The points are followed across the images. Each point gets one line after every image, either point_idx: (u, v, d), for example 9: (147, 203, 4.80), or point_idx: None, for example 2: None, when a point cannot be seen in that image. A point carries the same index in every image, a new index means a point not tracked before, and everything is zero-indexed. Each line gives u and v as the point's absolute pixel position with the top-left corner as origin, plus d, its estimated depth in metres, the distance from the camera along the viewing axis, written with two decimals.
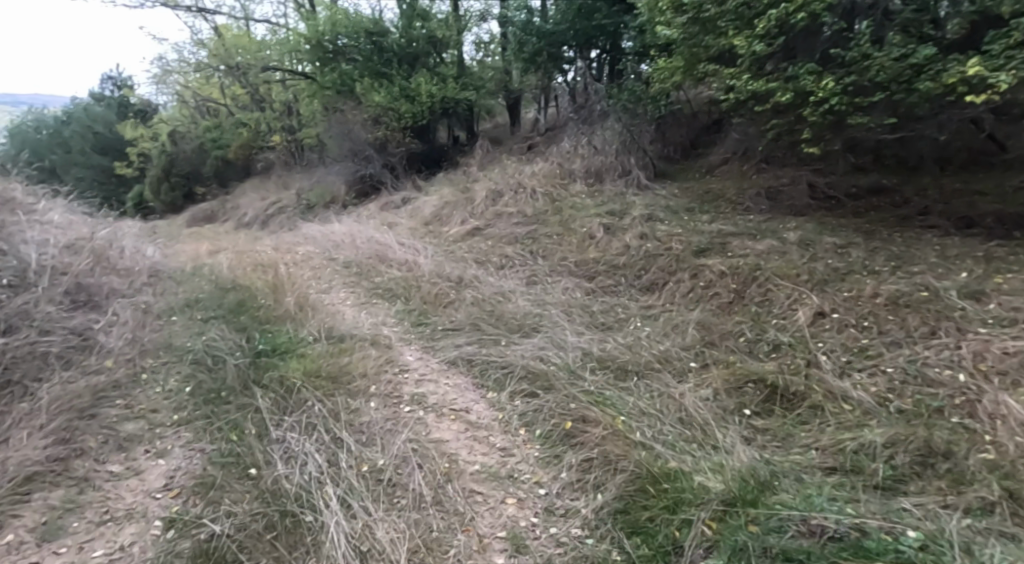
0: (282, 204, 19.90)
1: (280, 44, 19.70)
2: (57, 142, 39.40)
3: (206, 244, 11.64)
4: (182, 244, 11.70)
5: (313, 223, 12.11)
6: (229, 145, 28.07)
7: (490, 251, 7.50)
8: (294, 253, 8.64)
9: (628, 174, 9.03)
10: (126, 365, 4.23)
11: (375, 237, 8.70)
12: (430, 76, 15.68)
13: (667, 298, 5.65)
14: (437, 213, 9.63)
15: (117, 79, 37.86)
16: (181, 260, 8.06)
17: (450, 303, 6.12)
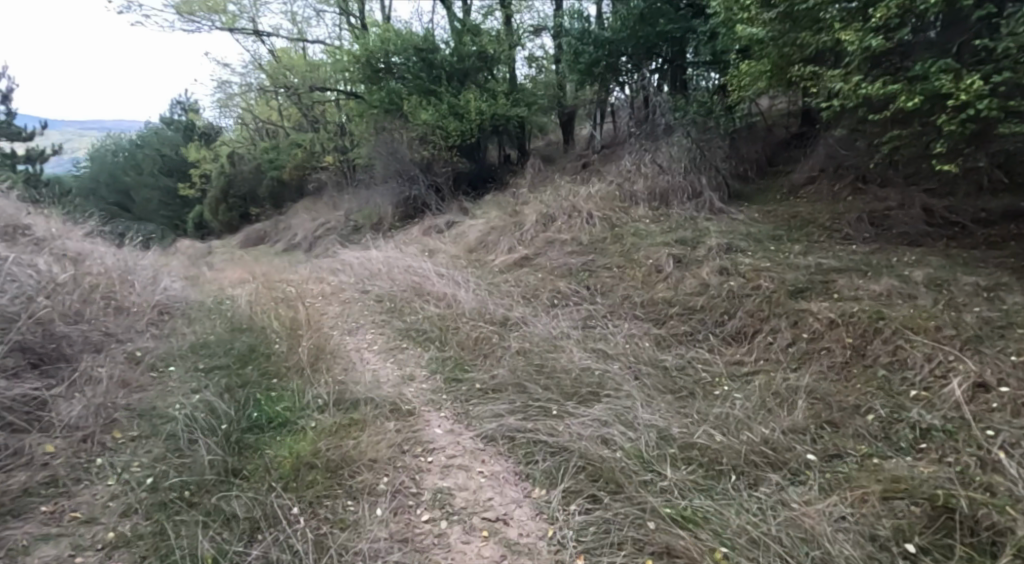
0: (330, 226, 19.61)
1: (331, 64, 19.53)
2: (125, 165, 41.02)
3: (244, 270, 11.15)
4: (219, 271, 11.24)
5: (353, 248, 11.49)
6: (284, 166, 28.32)
7: (539, 286, 6.54)
8: (325, 284, 7.89)
9: (698, 197, 7.93)
10: (70, 448, 3.41)
11: (412, 267, 7.89)
12: (480, 92, 14.99)
13: (760, 353, 4.53)
14: (482, 239, 8.77)
15: (181, 103, 39.14)
16: (205, 291, 7.44)
17: (491, 351, 5.17)
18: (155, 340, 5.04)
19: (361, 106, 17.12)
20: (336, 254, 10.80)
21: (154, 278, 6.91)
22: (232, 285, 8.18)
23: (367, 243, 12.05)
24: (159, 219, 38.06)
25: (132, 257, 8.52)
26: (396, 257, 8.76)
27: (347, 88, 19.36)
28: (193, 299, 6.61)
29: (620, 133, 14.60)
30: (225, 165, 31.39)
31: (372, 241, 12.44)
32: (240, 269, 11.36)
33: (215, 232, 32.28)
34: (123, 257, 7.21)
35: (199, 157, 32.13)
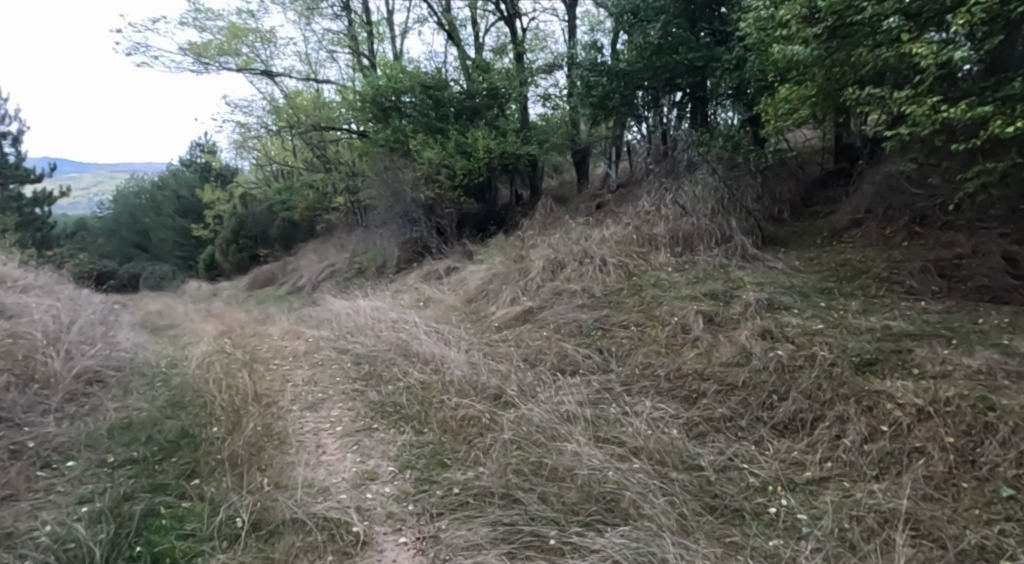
0: (334, 268, 18.91)
1: (340, 103, 19.09)
2: (143, 205, 41.24)
3: (230, 320, 10.31)
4: (203, 321, 10.42)
5: (348, 296, 10.61)
6: (294, 207, 27.95)
7: (543, 348, 5.53)
8: (302, 341, 6.94)
9: (728, 242, 6.93)
10: None
11: (401, 321, 6.92)
12: (489, 130, 14.27)
13: (826, 451, 3.45)
14: (482, 288, 7.82)
15: (198, 144, 39.32)
16: (165, 350, 6.55)
17: (478, 438, 4.13)
18: (60, 427, 4.08)
19: (366, 145, 16.49)
20: (328, 303, 9.93)
21: (98, 339, 6.00)
22: (201, 342, 7.29)
23: (363, 289, 11.19)
24: (173, 258, 37.94)
25: (94, 311, 7.68)
26: (385, 309, 7.82)
27: (355, 127, 18.81)
28: (139, 362, 5.68)
29: (637, 171, 13.73)
30: (236, 205, 31.12)
31: (371, 287, 11.58)
32: (225, 320, 10.53)
33: (225, 273, 31.91)
34: (71, 312, 6.35)
35: (212, 198, 31.95)
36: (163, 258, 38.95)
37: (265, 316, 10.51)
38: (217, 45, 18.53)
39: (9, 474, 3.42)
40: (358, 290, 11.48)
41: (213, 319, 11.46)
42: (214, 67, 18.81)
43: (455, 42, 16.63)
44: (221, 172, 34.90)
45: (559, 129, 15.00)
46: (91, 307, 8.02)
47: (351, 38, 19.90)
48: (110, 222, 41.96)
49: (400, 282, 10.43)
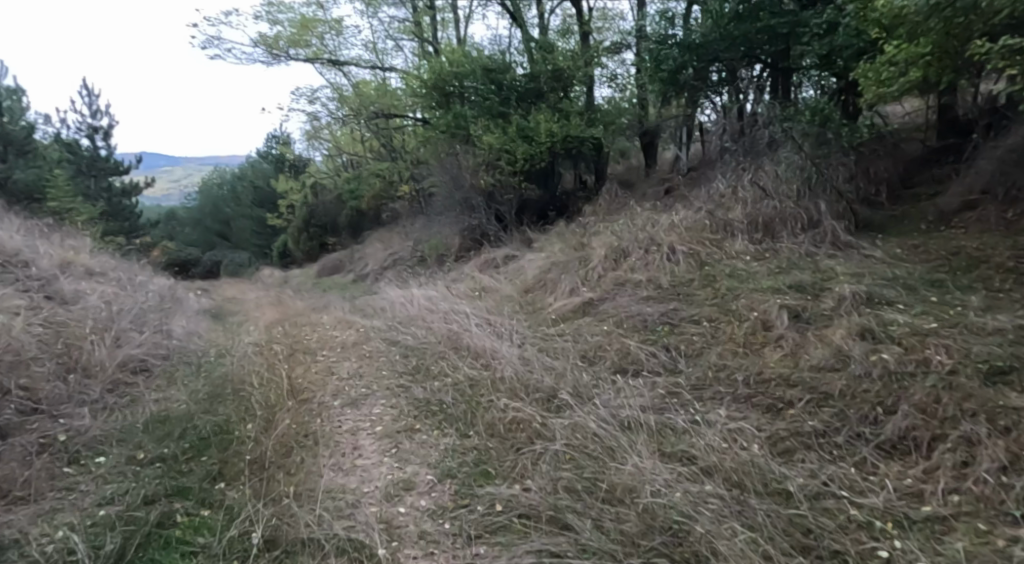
0: (398, 256, 18.93)
1: (404, 91, 18.99)
2: (224, 196, 43.10)
3: (291, 308, 10.32)
4: (266, 309, 10.49)
5: (407, 284, 10.41)
6: (361, 196, 28.34)
7: (604, 345, 5.02)
8: (352, 331, 6.69)
9: (816, 227, 6.17)
10: None
11: (453, 312, 6.56)
12: (552, 113, 13.71)
13: (951, 482, 2.81)
14: (540, 277, 7.36)
15: (274, 136, 40.60)
16: (217, 339, 6.47)
17: (525, 447, 3.69)
18: (94, 419, 3.92)
19: (429, 132, 16.27)
20: (385, 292, 9.75)
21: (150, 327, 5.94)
22: (256, 331, 7.20)
23: (422, 278, 10.98)
24: (250, 247, 39.49)
25: (157, 299, 7.75)
26: (439, 298, 7.50)
27: (419, 115, 18.66)
28: (187, 351, 5.56)
29: (710, 153, 12.85)
30: (307, 195, 31.91)
31: (430, 276, 11.36)
32: (287, 307, 10.56)
33: (297, 261, 32.85)
34: (128, 300, 6.34)
35: (285, 188, 32.88)
36: (241, 247, 40.61)
37: (325, 305, 10.47)
38: (288, 37, 18.81)
39: (32, 468, 3.25)
40: (417, 279, 11.27)
41: (278, 307, 11.57)
42: (286, 59, 19.12)
43: (519, 23, 16.10)
44: (294, 163, 35.88)
45: (627, 110, 14.27)
46: (155, 295, 8.11)
47: (416, 25, 19.72)
48: (195, 213, 44.13)
49: (458, 271, 10.13)
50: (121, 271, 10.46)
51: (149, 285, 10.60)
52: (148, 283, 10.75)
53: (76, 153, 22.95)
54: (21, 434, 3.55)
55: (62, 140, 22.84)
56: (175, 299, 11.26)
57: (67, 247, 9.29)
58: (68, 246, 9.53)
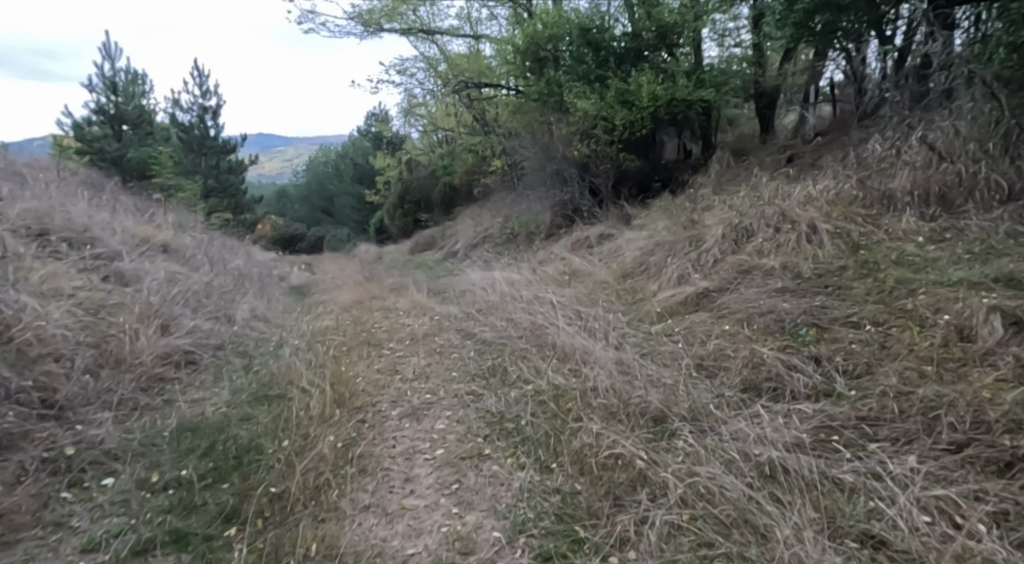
0: (488, 233, 18.33)
1: (497, 59, 18.07)
2: (327, 173, 44.39)
3: (376, 290, 9.82)
4: (350, 289, 10.06)
5: (494, 265, 9.60)
6: (455, 171, 28.01)
7: (728, 353, 3.94)
8: (425, 320, 5.95)
9: (1015, 200, 4.69)
10: None
11: (538, 301, 5.65)
12: (656, 75, 12.28)
13: None
14: (642, 260, 6.28)
15: (373, 113, 41.07)
16: (285, 324, 5.98)
17: (625, 502, 2.76)
18: (116, 427, 3.38)
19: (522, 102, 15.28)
20: (469, 274, 9.00)
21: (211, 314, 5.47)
22: (328, 316, 6.63)
23: (509, 261, 10.15)
24: (351, 222, 40.51)
25: (234, 281, 7.40)
26: (524, 283, 6.61)
27: (513, 84, 17.65)
28: (244, 342, 5.02)
29: (843, 116, 11.03)
30: (403, 171, 31.98)
31: (520, 257, 10.51)
32: (371, 289, 10.08)
33: (393, 237, 33.19)
34: (196, 282, 5.95)
35: (382, 165, 33.13)
36: (342, 223, 41.89)
37: (409, 287, 9.89)
38: (382, 10, 18.37)
39: (17, 498, 2.69)
40: (507, 260, 10.44)
41: (366, 289, 11.16)
42: (381, 34, 18.68)
43: None
44: (391, 139, 36.07)
45: (740, 69, 12.56)
46: (234, 277, 7.78)
47: None
48: (301, 190, 46.06)
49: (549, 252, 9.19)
50: (212, 250, 10.36)
51: (240, 264, 10.46)
52: (238, 262, 10.62)
53: (188, 133, 23.94)
54: (23, 447, 3.03)
55: (176, 121, 23.95)
56: (265, 278, 11.11)
57: (157, 225, 9.23)
58: (160, 225, 9.48)
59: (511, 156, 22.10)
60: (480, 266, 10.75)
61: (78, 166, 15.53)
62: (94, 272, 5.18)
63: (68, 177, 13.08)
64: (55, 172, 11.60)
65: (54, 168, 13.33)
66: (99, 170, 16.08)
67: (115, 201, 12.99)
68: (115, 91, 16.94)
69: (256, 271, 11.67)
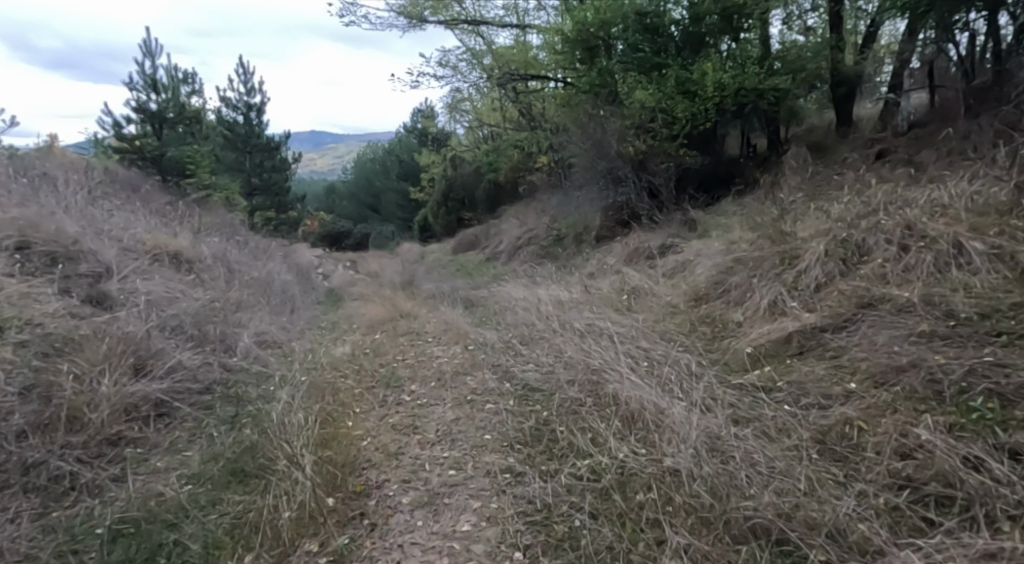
0: (533, 234, 17.38)
1: (544, 50, 17.07)
2: (372, 170, 44.14)
3: (410, 303, 8.98)
4: (384, 301, 9.26)
5: (541, 277, 8.63)
6: (500, 168, 27.17)
7: (861, 430, 2.87)
8: (457, 352, 5.01)
9: None
10: None
11: (592, 334, 4.65)
12: (722, 61, 10.99)
13: None
14: (719, 281, 5.19)
15: (418, 110, 40.52)
16: (300, 353, 5.19)
17: None
18: (26, 528, 2.64)
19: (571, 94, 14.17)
20: (512, 287, 8.05)
21: (206, 345, 4.67)
22: (349, 342, 5.79)
23: (557, 272, 9.17)
24: (395, 220, 40.12)
25: (251, 297, 6.66)
26: (576, 306, 5.61)
27: (561, 75, 16.58)
28: (238, 384, 4.20)
29: (944, 107, 9.60)
30: (446, 169, 31.27)
31: (570, 268, 9.51)
32: (406, 301, 9.25)
33: (437, 235, 32.56)
34: (200, 304, 5.21)
35: (426, 162, 32.50)
36: (386, 220, 41.62)
37: (447, 301, 9.01)
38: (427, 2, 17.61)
39: None
40: (555, 271, 9.45)
41: (402, 300, 10.33)
42: (425, 27, 17.93)
43: None
44: (436, 135, 35.41)
45: (818, 54, 11.20)
46: (253, 292, 7.04)
47: None
48: (347, 188, 46.04)
49: (603, 263, 8.15)
50: (240, 257, 9.71)
51: (269, 272, 9.79)
52: (267, 270, 9.95)
53: (233, 131, 23.68)
54: None
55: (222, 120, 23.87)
56: (297, 287, 10.44)
57: (179, 231, 8.61)
58: (185, 231, 8.86)
59: (559, 152, 21.05)
60: (527, 277, 9.79)
61: (118, 166, 15.24)
62: (77, 296, 4.49)
63: (103, 178, 12.70)
64: (86, 172, 11.18)
65: (91, 168, 12.99)
66: (138, 170, 15.77)
67: (149, 203, 12.56)
68: (153, 87, 16.45)
69: (289, 278, 11.02)
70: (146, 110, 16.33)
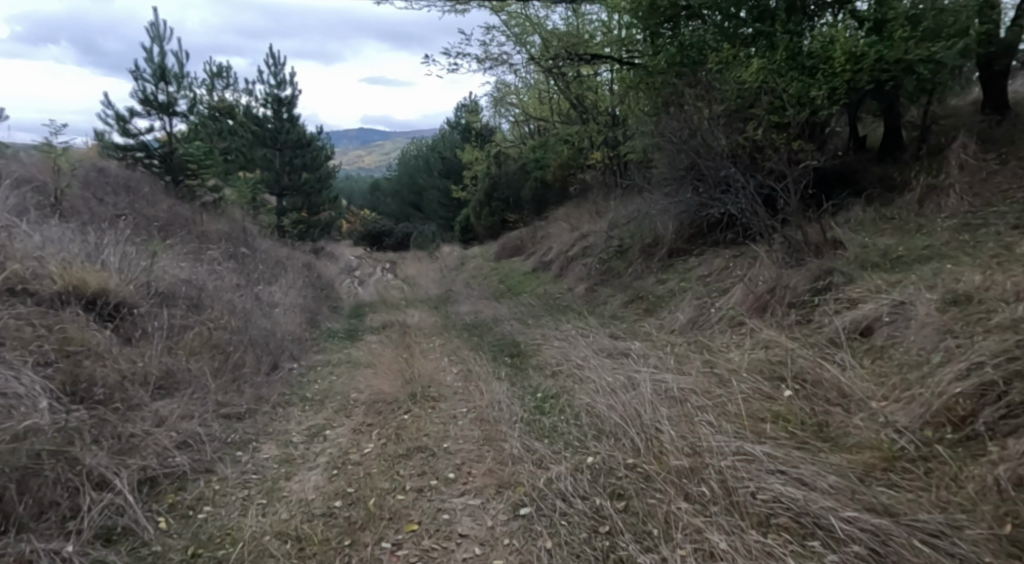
0: (589, 244, 14.96)
1: (606, 27, 14.53)
2: (413, 166, 42.09)
3: (438, 357, 6.65)
4: (403, 353, 6.98)
5: (617, 327, 6.21)
6: (548, 166, 24.83)
7: None
8: (500, 531, 2.63)
9: None
10: None
11: (782, 536, 2.27)
12: (849, 25, 8.26)
13: None
14: (1015, 393, 2.66)
15: (461, 104, 38.19)
16: (228, 507, 3.01)
17: None
18: None
19: (644, 82, 11.60)
20: (577, 345, 5.63)
21: (26, 531, 2.46)
22: (319, 467, 3.49)
23: (638, 319, 6.72)
24: (436, 219, 38.12)
25: (191, 375, 4.44)
26: (712, 425, 3.21)
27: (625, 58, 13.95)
28: None
29: None
30: (490, 166, 28.96)
31: (656, 309, 7.05)
32: (437, 353, 6.96)
33: (479, 238, 30.41)
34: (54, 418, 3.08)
35: (468, 159, 30.21)
36: (426, 219, 39.74)
37: (487, 356, 6.63)
38: None
39: None
40: (635, 316, 7.01)
41: (432, 343, 8.04)
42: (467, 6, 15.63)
43: None
44: (480, 131, 33.30)
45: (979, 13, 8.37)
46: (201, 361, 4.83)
47: None
48: (388, 186, 44.38)
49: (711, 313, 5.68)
50: (225, 287, 7.61)
51: (259, 307, 7.63)
52: (259, 305, 7.82)
53: (262, 127, 21.70)
54: None
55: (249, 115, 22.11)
56: (301, 321, 8.26)
57: (134, 257, 6.52)
58: (145, 257, 6.78)
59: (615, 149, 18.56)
60: (595, 319, 7.39)
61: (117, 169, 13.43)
62: None
63: (86, 185, 10.83)
64: (55, 177, 9.29)
65: (76, 173, 11.15)
66: (144, 172, 13.87)
67: (140, 214, 10.63)
68: (161, 78, 14.40)
69: (293, 310, 8.90)
70: (153, 103, 14.32)
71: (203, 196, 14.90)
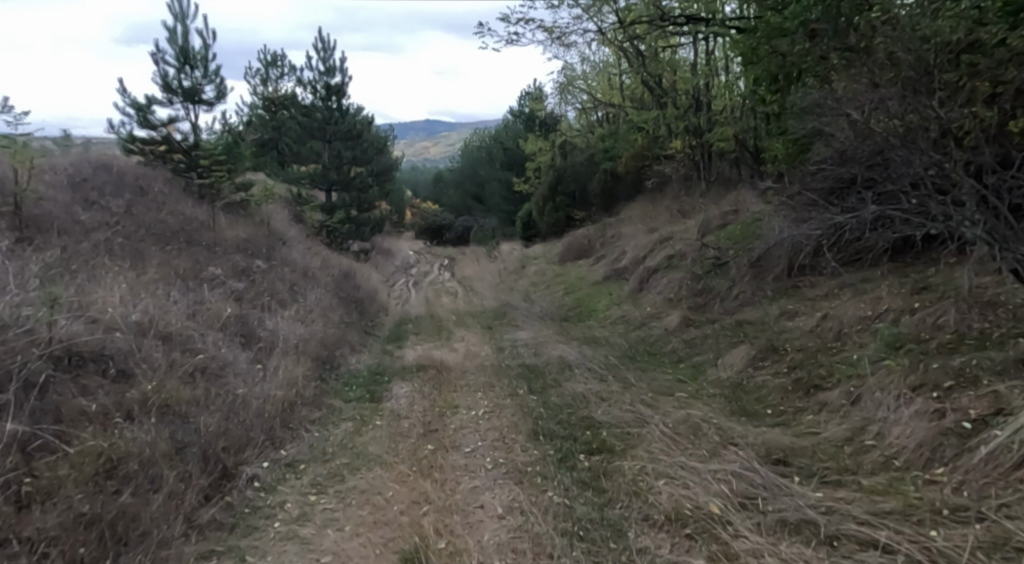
0: (673, 251, 12.42)
1: None
2: (473, 157, 39.98)
3: (473, 459, 4.38)
4: (427, 445, 4.75)
5: (772, 435, 3.85)
6: (620, 156, 22.30)
7: None
8: None
9: None
10: None
11: None
12: None
13: None
14: None
15: (524, 91, 35.65)
16: None
17: None
18: None
19: (756, 54, 8.78)
20: (722, 495, 3.33)
21: None
22: None
23: (798, 415, 4.28)
24: (497, 213, 36.02)
25: None
26: None
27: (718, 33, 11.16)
28: None
29: None
30: (554, 157, 26.48)
31: (821, 391, 4.57)
32: (475, 446, 4.68)
33: (542, 234, 28.08)
34: None
35: (532, 150, 27.89)
36: (487, 214, 37.70)
37: (552, 462, 4.29)
38: None
39: None
40: (783, 398, 4.58)
41: (474, 410, 5.78)
42: None
43: None
44: (545, 119, 31.02)
45: None
46: (31, 518, 2.81)
47: None
48: (448, 179, 42.65)
49: (967, 437, 3.24)
50: (192, 330, 5.65)
51: (237, 358, 5.61)
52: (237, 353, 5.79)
53: (309, 116, 19.51)
54: None
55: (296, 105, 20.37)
56: (301, 371, 6.21)
57: (39, 301, 4.57)
58: (64, 297, 4.84)
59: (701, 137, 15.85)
60: (718, 396, 4.97)
61: (129, 167, 11.89)
62: None
63: (75, 187, 9.20)
64: (15, 178, 7.62)
65: (67, 172, 9.57)
66: (165, 169, 12.16)
67: (132, 222, 8.90)
68: (186, 61, 12.69)
69: (297, 352, 6.86)
70: (177, 90, 12.65)
71: (231, 197, 13.05)
